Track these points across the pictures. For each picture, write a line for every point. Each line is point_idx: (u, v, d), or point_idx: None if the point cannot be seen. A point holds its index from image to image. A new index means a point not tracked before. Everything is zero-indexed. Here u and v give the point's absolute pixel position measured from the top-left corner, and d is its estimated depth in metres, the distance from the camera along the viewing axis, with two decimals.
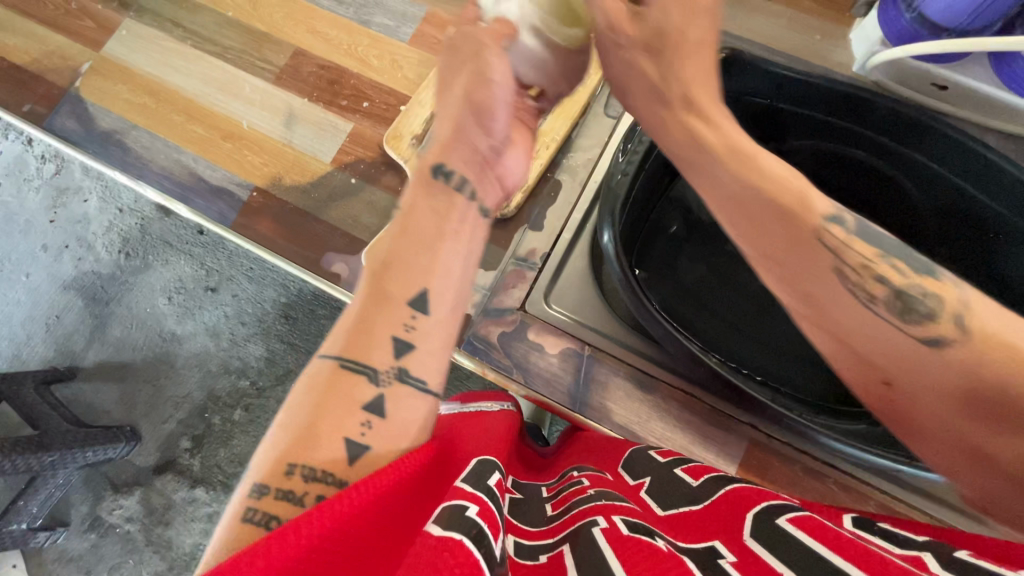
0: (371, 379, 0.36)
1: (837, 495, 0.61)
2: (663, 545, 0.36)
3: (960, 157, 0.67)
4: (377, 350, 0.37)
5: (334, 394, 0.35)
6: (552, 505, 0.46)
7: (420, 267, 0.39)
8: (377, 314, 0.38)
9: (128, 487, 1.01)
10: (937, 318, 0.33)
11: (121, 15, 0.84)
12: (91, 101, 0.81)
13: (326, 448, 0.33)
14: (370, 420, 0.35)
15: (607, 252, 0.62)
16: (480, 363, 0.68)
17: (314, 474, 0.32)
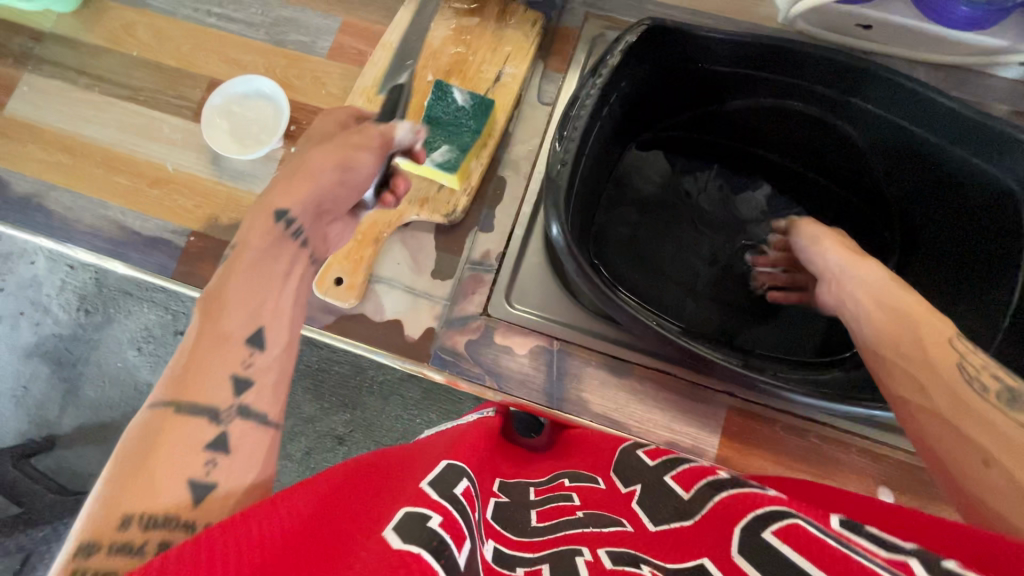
0: (213, 417, 0.35)
1: (823, 450, 0.61)
2: (649, 574, 0.32)
3: (889, 93, 0.66)
4: (212, 388, 0.36)
5: (170, 433, 0.33)
6: (540, 510, 0.42)
7: (257, 307, 0.43)
8: (212, 354, 0.38)
9: None
10: None
11: (19, 70, 0.80)
12: (2, 166, 0.76)
13: (165, 494, 0.30)
14: (253, 355, 0.40)
15: (559, 246, 0.61)
16: (451, 375, 0.67)
17: (155, 521, 0.29)
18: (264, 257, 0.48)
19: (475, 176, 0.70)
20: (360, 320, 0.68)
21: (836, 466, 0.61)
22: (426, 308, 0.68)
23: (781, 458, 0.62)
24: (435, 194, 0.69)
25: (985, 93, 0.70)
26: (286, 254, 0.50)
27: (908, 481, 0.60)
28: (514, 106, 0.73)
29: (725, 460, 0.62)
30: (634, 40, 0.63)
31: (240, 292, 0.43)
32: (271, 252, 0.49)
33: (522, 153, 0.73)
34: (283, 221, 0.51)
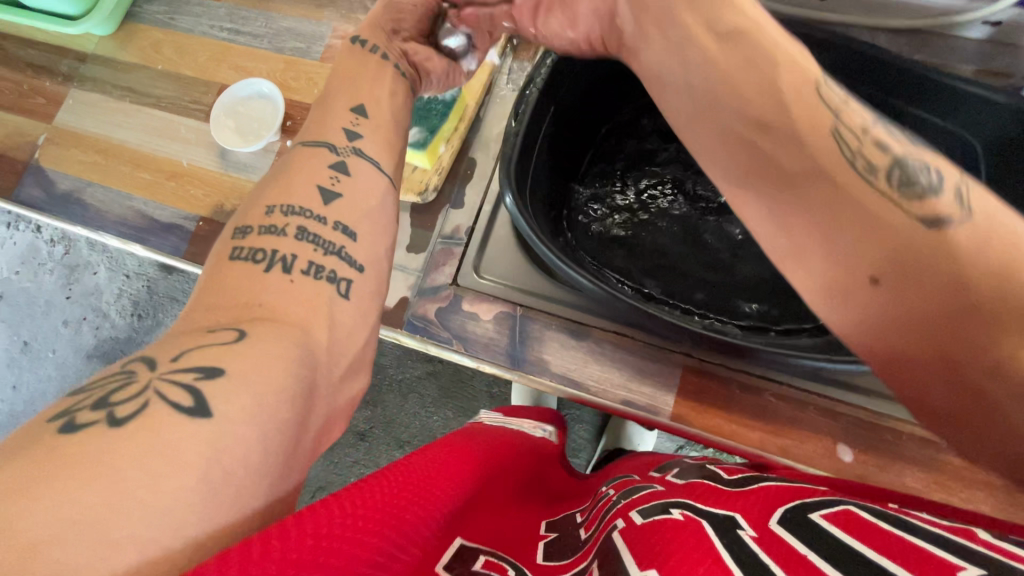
0: (331, 150, 0.46)
1: (779, 408, 0.62)
2: (679, 515, 0.32)
3: (842, 58, 0.68)
4: (329, 131, 0.47)
5: (299, 158, 0.45)
6: (586, 523, 0.40)
7: (360, 88, 0.52)
8: (328, 114, 0.49)
9: None
10: (938, 191, 0.33)
11: (66, 87, 0.93)
12: (50, 167, 0.88)
13: (299, 192, 0.43)
14: (359, 116, 0.49)
15: (512, 213, 0.64)
16: (422, 339, 0.71)
17: (291, 210, 0.42)
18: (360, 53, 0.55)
19: (446, 159, 0.76)
20: None
21: (792, 425, 0.61)
22: (401, 279, 0.74)
23: (736, 417, 0.63)
24: (410, 174, 0.76)
25: (948, 56, 0.69)
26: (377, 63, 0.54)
27: (866, 440, 0.60)
28: (484, 92, 0.78)
29: (679, 418, 0.64)
30: None
31: (343, 76, 0.52)
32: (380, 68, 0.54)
33: (492, 136, 0.78)
34: (358, 41, 0.55)
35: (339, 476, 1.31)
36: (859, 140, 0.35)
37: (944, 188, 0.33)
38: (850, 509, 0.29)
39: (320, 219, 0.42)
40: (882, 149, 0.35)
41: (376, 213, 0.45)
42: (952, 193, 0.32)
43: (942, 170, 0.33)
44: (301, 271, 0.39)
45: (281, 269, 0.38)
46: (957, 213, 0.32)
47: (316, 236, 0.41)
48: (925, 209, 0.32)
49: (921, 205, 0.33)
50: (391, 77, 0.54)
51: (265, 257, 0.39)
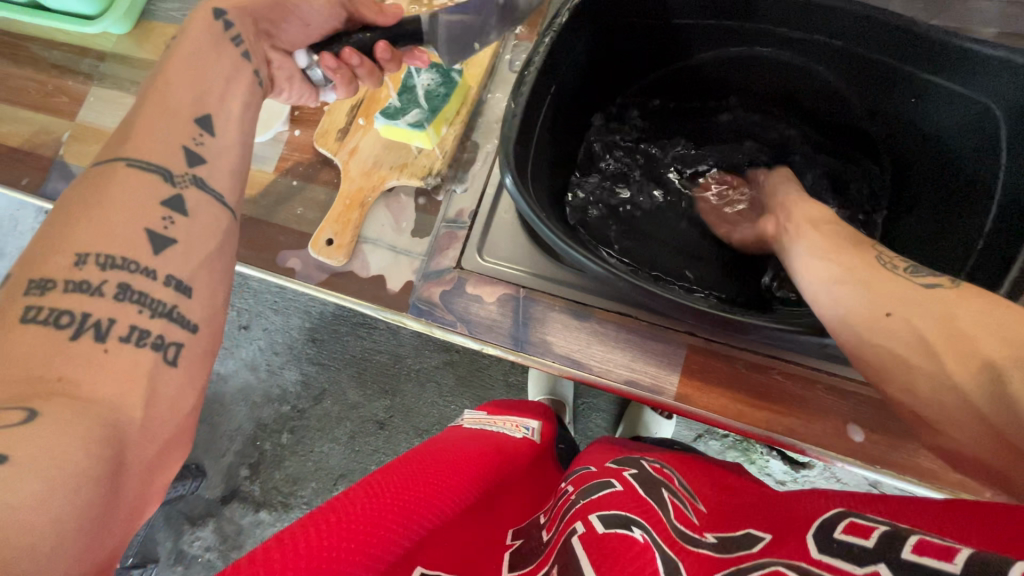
0: (166, 179, 0.45)
1: (786, 386, 0.61)
2: (640, 536, 0.40)
3: (854, 29, 0.65)
4: (159, 152, 0.46)
5: (118, 185, 0.43)
6: (548, 527, 0.49)
7: (204, 99, 0.50)
8: (162, 124, 0.47)
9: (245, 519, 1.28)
10: (941, 281, 0.48)
11: (88, 85, 0.96)
12: (75, 164, 0.92)
13: (124, 234, 0.42)
14: (202, 133, 0.49)
15: (512, 195, 0.64)
16: (427, 322, 0.72)
17: (110, 261, 0.40)
18: (200, 51, 0.52)
19: (449, 140, 0.76)
20: (348, 277, 0.75)
21: (802, 404, 0.60)
22: (407, 263, 0.75)
23: (743, 396, 0.61)
24: (413, 159, 0.77)
25: (969, 19, 0.66)
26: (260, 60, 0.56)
27: (881, 419, 0.58)
28: (486, 76, 0.78)
29: (684, 398, 0.63)
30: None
31: (186, 84, 0.50)
32: (233, 84, 0.53)
33: (495, 120, 0.78)
34: (222, 20, 0.55)
35: (358, 462, 1.34)
36: (892, 260, 0.51)
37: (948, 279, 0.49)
38: (783, 567, 0.36)
39: (147, 272, 0.42)
40: (903, 260, 0.51)
41: (215, 257, 0.46)
42: (945, 274, 0.49)
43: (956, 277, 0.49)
44: (118, 338, 0.39)
45: (91, 337, 0.38)
46: (947, 282, 0.48)
47: (141, 294, 0.41)
48: (926, 283, 0.48)
49: (926, 280, 0.48)
50: (245, 82, 0.54)
51: (73, 321, 0.38)
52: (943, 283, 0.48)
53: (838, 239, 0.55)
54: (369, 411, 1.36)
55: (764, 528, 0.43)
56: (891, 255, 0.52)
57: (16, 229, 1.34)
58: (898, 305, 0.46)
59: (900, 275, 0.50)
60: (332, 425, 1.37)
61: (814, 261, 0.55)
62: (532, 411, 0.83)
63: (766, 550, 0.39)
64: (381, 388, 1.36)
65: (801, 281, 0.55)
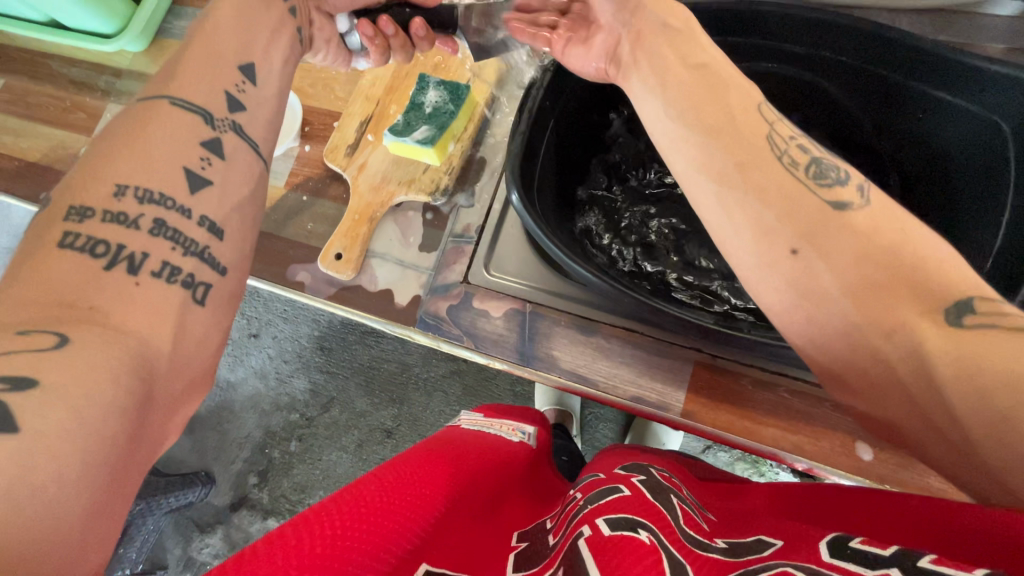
0: (206, 120, 0.45)
1: (793, 404, 0.60)
2: (646, 538, 0.39)
3: (861, 44, 0.65)
4: (204, 96, 0.46)
5: (156, 121, 0.44)
6: (555, 532, 0.46)
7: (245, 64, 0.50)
8: (211, 63, 0.48)
9: (212, 526, 1.39)
10: (842, 185, 0.42)
11: (105, 101, 0.98)
12: None
13: (162, 170, 0.42)
14: (246, 82, 0.49)
15: (519, 211, 0.65)
16: (434, 336, 0.73)
17: (148, 195, 0.41)
18: (251, 8, 0.52)
19: (456, 157, 0.77)
20: (357, 291, 0.76)
21: (809, 421, 0.60)
22: (413, 279, 0.75)
23: (749, 413, 0.61)
24: (421, 175, 0.77)
25: (976, 34, 0.66)
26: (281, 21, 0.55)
27: None
28: (493, 92, 0.79)
29: (691, 415, 0.62)
30: None
31: (220, 50, 0.49)
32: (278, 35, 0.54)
33: (501, 136, 0.79)
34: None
35: (365, 471, 1.34)
36: (788, 145, 0.44)
37: (850, 183, 0.42)
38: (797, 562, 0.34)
39: (183, 210, 0.42)
40: (806, 154, 0.44)
41: (247, 200, 0.46)
42: (849, 178, 0.43)
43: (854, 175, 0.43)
44: (151, 273, 0.39)
45: (125, 267, 0.38)
46: (857, 198, 0.41)
47: (176, 231, 0.41)
48: (833, 196, 0.42)
49: (830, 193, 0.42)
50: (287, 44, 0.54)
51: (108, 251, 0.38)
52: (841, 189, 0.42)
53: (720, 109, 0.46)
54: (376, 419, 1.36)
55: (773, 533, 0.41)
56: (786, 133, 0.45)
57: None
58: (804, 241, 0.40)
59: (803, 180, 0.43)
60: (339, 434, 1.37)
61: (690, 142, 0.46)
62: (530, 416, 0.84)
63: (776, 553, 0.36)
64: (388, 397, 1.37)
65: (681, 165, 0.46)
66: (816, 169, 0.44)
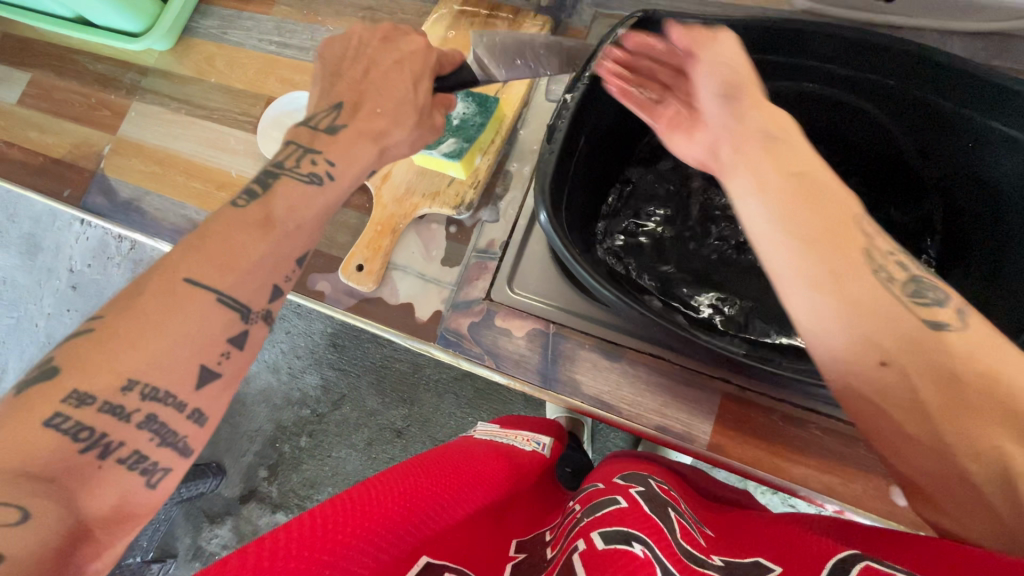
0: (243, 316, 0.43)
1: (825, 442, 0.59)
2: (640, 550, 0.39)
3: (912, 68, 0.62)
4: (254, 290, 0.44)
5: (183, 302, 0.40)
6: (553, 545, 0.48)
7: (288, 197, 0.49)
8: (266, 240, 0.46)
9: (221, 517, 1.40)
10: (943, 307, 0.38)
11: (129, 99, 0.98)
12: (114, 177, 0.94)
13: (183, 366, 0.39)
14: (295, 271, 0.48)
15: (547, 230, 0.63)
16: (455, 354, 0.72)
17: (154, 394, 0.38)
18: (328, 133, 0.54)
19: (482, 171, 0.75)
20: (377, 303, 0.75)
21: (842, 461, 0.58)
22: (435, 292, 0.74)
23: (778, 449, 0.59)
24: (446, 187, 0.76)
25: None
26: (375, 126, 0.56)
27: None
28: (522, 105, 0.78)
29: (718, 448, 0.61)
30: (624, 32, 0.65)
31: (288, 195, 0.49)
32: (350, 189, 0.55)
33: (528, 151, 0.77)
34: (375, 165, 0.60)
35: (373, 472, 1.34)
36: (887, 260, 0.39)
37: (950, 304, 0.38)
38: None
39: (179, 405, 0.39)
40: (903, 269, 0.39)
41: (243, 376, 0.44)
42: (947, 297, 0.38)
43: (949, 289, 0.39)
44: (117, 459, 0.36)
45: (99, 454, 0.35)
46: (954, 318, 0.37)
47: (164, 425, 0.38)
48: (928, 313, 0.37)
49: (926, 312, 0.37)
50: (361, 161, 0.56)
51: (90, 438, 0.35)
52: (960, 321, 0.36)
53: (799, 203, 0.40)
54: (386, 419, 1.36)
55: (773, 558, 0.41)
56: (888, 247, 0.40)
57: (54, 224, 1.44)
58: (900, 355, 0.36)
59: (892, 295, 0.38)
60: (349, 432, 1.37)
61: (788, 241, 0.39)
62: (546, 429, 0.86)
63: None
64: (399, 397, 1.36)
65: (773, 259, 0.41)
66: (915, 272, 0.40)
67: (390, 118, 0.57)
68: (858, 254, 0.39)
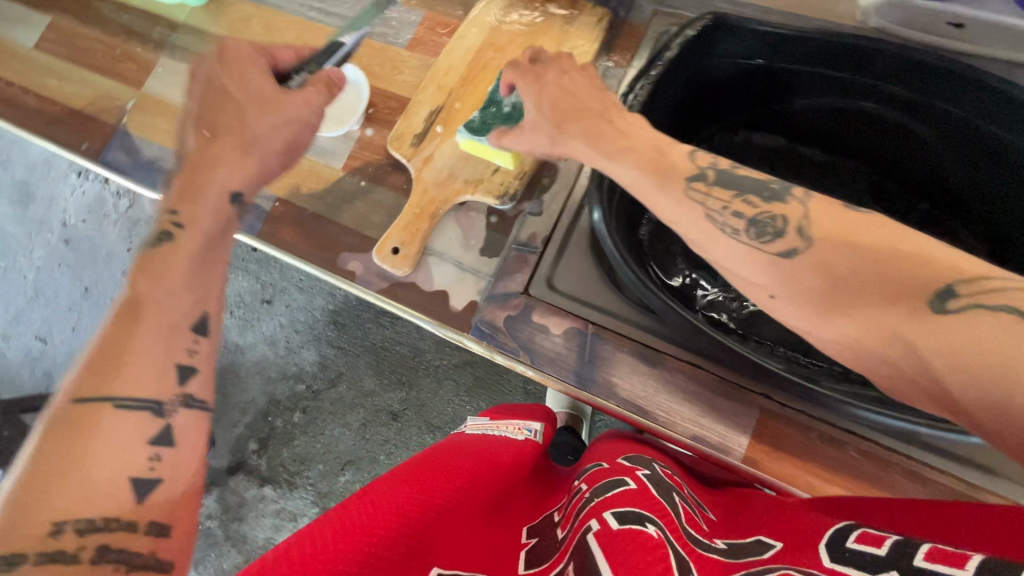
0: (154, 412, 0.44)
1: (862, 465, 0.59)
2: (652, 532, 0.40)
3: (976, 96, 0.62)
4: (153, 385, 0.45)
5: (99, 430, 0.41)
6: (563, 525, 0.49)
7: (167, 266, 0.53)
8: (139, 332, 0.47)
9: (208, 487, 1.36)
10: (785, 233, 0.47)
11: (158, 55, 0.94)
12: (137, 134, 0.91)
13: (111, 487, 0.39)
14: (196, 338, 0.51)
15: (599, 229, 0.63)
16: (488, 346, 0.70)
17: (90, 526, 0.37)
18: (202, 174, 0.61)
19: (530, 161, 0.74)
20: (410, 288, 0.74)
21: (877, 484, 0.58)
22: (472, 283, 0.73)
23: (814, 468, 0.59)
24: (490, 175, 0.74)
25: None
26: (232, 137, 0.63)
27: None
28: None
29: (752, 462, 0.61)
30: (693, 34, 0.65)
31: (148, 273, 0.52)
32: (216, 238, 0.58)
33: None
34: (235, 203, 0.63)
35: (368, 452, 1.32)
36: (720, 210, 0.50)
37: (787, 231, 0.47)
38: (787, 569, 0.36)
39: (127, 525, 0.39)
40: (739, 217, 0.50)
41: (195, 472, 0.45)
42: (785, 225, 0.47)
43: (786, 215, 0.48)
44: None
45: None
46: (796, 241, 0.46)
47: (120, 550, 0.38)
48: (769, 246, 0.48)
49: (776, 244, 0.47)
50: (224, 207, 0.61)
51: None
52: (801, 237, 0.46)
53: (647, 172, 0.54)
54: (384, 401, 1.34)
55: (772, 534, 0.43)
56: (720, 199, 0.51)
57: (48, 173, 1.34)
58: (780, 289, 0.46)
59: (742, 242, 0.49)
60: (344, 411, 1.35)
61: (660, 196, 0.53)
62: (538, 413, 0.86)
63: (777, 557, 0.39)
64: (399, 380, 1.34)
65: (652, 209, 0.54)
66: (755, 198, 0.51)
67: (234, 133, 0.62)
68: (695, 212, 0.51)
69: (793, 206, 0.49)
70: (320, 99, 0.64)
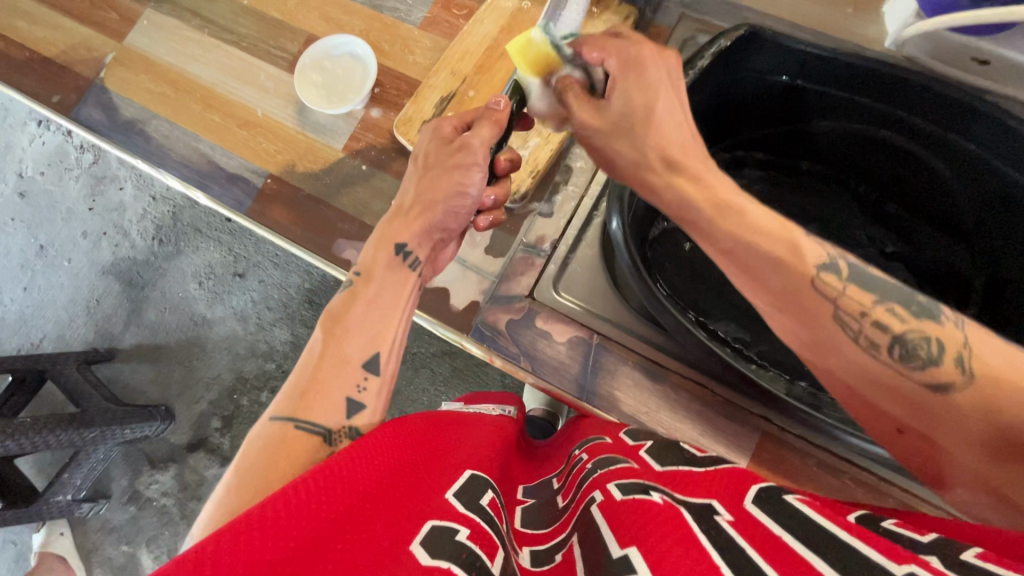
0: (326, 439, 0.40)
1: (856, 493, 0.59)
2: (659, 498, 0.32)
3: (997, 139, 0.61)
4: (327, 412, 0.42)
5: (287, 452, 0.38)
6: (564, 495, 0.42)
7: (364, 296, 0.51)
8: (335, 374, 0.45)
9: (164, 463, 1.07)
10: (938, 362, 0.34)
11: (142, 5, 0.86)
12: (115, 91, 0.83)
13: None
14: (367, 377, 0.46)
15: (616, 239, 0.59)
16: (489, 350, 0.68)
17: None
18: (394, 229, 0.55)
19: (542, 160, 0.70)
20: None
21: None
22: (475, 282, 0.70)
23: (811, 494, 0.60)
24: None
25: None
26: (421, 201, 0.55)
27: None
28: None
29: None
30: (726, 45, 0.63)
31: (350, 305, 0.50)
32: (392, 277, 0.54)
33: None
34: (401, 252, 0.54)
35: None
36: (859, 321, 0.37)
37: (943, 357, 0.34)
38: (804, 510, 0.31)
39: None
40: (882, 330, 0.37)
41: None
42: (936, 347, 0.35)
43: (943, 339, 0.35)
44: None
45: None
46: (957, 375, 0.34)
47: None
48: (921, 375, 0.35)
49: (923, 374, 0.35)
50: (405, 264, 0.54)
51: None
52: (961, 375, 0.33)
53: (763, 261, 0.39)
54: None
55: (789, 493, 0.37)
56: (859, 304, 0.38)
57: (4, 121, 1.23)
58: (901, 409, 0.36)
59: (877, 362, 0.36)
60: None
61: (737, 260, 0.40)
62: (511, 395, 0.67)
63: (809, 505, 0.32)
64: None
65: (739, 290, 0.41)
66: (903, 308, 0.37)
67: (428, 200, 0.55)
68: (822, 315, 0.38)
69: (951, 329, 0.36)
70: (490, 139, 0.54)
